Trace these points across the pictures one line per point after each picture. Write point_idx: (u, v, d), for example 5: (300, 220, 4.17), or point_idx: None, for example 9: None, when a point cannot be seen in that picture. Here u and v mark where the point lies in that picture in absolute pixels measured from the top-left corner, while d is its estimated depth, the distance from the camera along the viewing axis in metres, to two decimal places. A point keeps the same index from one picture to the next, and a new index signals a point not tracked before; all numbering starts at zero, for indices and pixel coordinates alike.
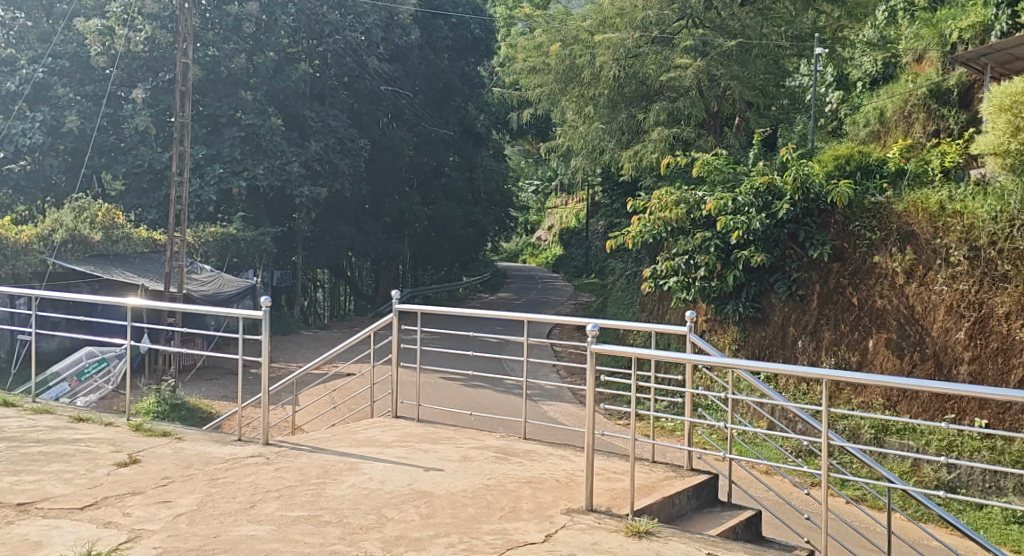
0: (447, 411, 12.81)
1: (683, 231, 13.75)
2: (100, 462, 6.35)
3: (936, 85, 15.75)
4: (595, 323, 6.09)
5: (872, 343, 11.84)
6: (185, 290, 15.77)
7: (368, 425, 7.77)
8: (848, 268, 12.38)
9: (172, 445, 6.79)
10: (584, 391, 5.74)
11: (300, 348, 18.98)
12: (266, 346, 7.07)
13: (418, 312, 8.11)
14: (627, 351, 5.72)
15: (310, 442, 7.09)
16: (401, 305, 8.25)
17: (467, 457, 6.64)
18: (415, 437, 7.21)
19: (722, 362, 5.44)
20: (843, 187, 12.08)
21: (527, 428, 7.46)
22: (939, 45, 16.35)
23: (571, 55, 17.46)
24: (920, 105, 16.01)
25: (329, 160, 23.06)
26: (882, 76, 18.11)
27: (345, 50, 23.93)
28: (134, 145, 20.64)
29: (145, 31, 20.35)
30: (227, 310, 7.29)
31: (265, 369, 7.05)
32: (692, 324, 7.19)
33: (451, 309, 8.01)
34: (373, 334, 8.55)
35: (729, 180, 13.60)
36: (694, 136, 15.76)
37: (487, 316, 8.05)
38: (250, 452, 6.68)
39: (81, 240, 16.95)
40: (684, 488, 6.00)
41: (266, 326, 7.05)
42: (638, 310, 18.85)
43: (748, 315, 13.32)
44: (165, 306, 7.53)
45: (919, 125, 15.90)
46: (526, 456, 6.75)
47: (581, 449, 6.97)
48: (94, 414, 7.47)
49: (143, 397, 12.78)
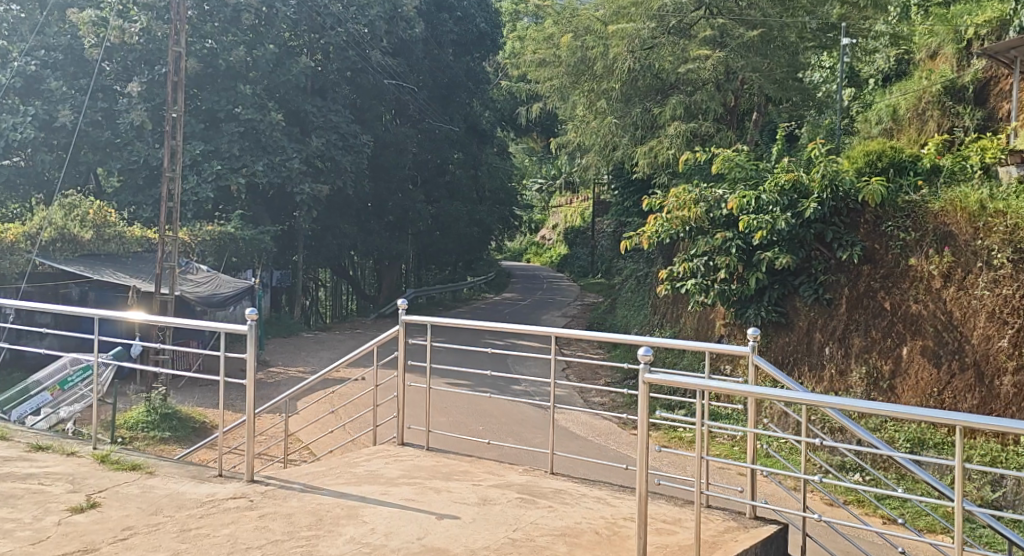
0: (453, 421, 12.17)
1: (702, 231, 13.11)
2: (52, 507, 5.68)
3: (952, 82, 14.97)
4: (647, 346, 5.37)
5: (905, 351, 11.16)
6: (179, 291, 15.09)
7: (372, 454, 7.10)
8: (880, 271, 11.68)
9: (141, 483, 6.11)
10: (637, 425, 5.07)
11: (299, 351, 18.31)
12: (251, 366, 6.37)
13: (428, 326, 7.40)
14: (686, 382, 5.02)
15: (303, 478, 6.41)
16: (407, 317, 7.57)
17: (487, 501, 5.95)
18: (425, 472, 6.53)
19: (800, 397, 4.74)
20: (876, 185, 11.40)
21: (554, 461, 6.81)
22: (954, 41, 15.55)
23: (582, 47, 16.73)
24: (934, 102, 15.17)
25: (331, 157, 22.43)
26: (895, 73, 17.29)
27: (348, 43, 23.27)
28: (130, 140, 19.91)
29: (142, 21, 19.72)
30: (210, 323, 6.61)
31: (249, 395, 6.34)
32: (755, 344, 6.52)
33: (465, 322, 7.31)
34: (376, 349, 7.87)
35: (751, 177, 12.90)
36: (712, 132, 15.14)
37: (506, 331, 7.37)
38: (231, 493, 5.99)
39: (71, 239, 16.04)
40: (752, 545, 5.35)
41: (250, 343, 6.36)
42: (649, 313, 18.16)
43: (771, 320, 12.64)
44: (144, 318, 6.86)
45: (933, 123, 15.08)
46: (555, 498, 6.05)
47: (616, 490, 6.30)
48: (55, 442, 6.82)
49: (131, 406, 12.10)
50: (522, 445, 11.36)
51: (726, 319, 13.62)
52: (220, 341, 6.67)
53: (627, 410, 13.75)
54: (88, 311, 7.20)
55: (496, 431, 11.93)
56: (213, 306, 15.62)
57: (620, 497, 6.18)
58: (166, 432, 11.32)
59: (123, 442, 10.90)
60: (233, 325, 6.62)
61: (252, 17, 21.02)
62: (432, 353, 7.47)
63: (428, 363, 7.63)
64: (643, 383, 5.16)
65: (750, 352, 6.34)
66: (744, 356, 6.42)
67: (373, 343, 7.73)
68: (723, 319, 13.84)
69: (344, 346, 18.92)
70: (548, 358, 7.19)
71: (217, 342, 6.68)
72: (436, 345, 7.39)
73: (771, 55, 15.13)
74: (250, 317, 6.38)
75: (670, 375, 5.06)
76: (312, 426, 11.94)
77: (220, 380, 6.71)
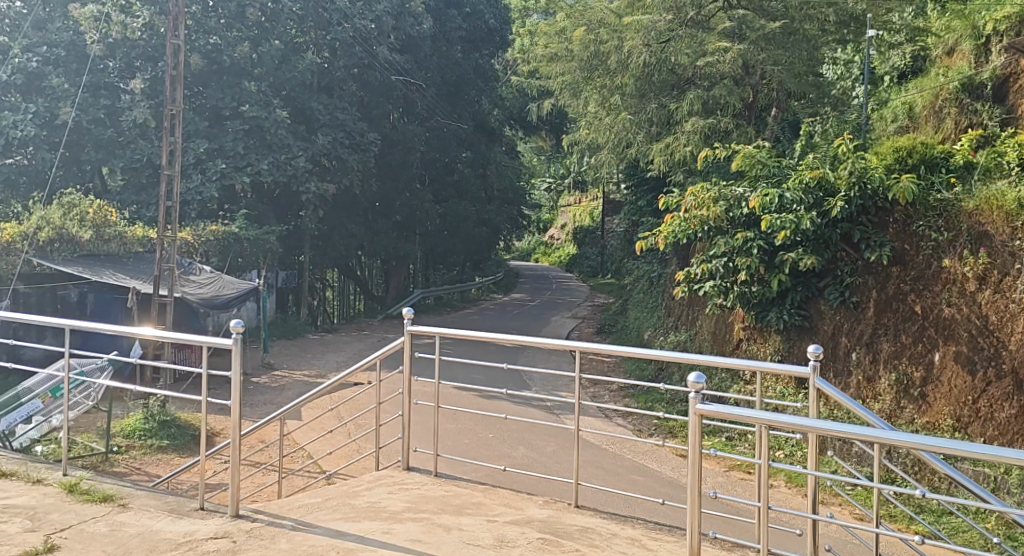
0: (462, 428, 11.78)
1: (722, 231, 12.62)
2: (9, 549, 5.47)
3: (968, 79, 13.80)
4: (699, 372, 5.31)
5: (938, 357, 10.61)
6: (179, 294, 14.44)
7: (375, 482, 6.86)
8: (910, 273, 11.17)
9: (110, 519, 5.90)
10: (690, 456, 5.05)
11: (304, 354, 17.87)
12: (236, 386, 6.11)
13: (436, 337, 7.08)
14: (739, 415, 4.97)
15: (293, 514, 6.15)
16: (413, 327, 7.20)
17: (503, 543, 5.68)
18: (432, 505, 6.28)
19: (886, 437, 4.64)
20: (906, 182, 10.87)
21: (578, 493, 6.59)
22: (973, 37, 14.41)
23: (596, 41, 16.13)
24: (951, 99, 14.03)
25: (338, 155, 21.99)
26: (911, 71, 16.33)
27: (354, 39, 22.79)
28: (133, 138, 19.54)
29: (144, 17, 19.42)
30: (194, 338, 6.42)
31: (234, 424, 6.05)
32: (817, 361, 6.24)
33: (478, 334, 7.01)
34: (380, 363, 7.54)
35: (774, 175, 12.39)
36: (731, 128, 14.58)
37: (523, 345, 7.07)
38: (210, 532, 5.76)
39: (70, 240, 15.39)
40: None
41: (236, 358, 6.13)
42: (662, 315, 17.70)
43: (794, 323, 12.17)
44: (129, 331, 6.76)
45: (950, 121, 13.90)
46: (582, 540, 5.77)
47: (647, 530, 6.02)
48: (20, 469, 6.64)
49: (128, 413, 11.63)
50: (533, 452, 10.89)
51: (745, 322, 13.13)
52: (203, 357, 6.44)
53: (643, 417, 13.17)
54: (73, 324, 6.98)
55: (507, 438, 11.46)
56: (216, 308, 15.05)
57: (654, 538, 5.90)
58: (164, 440, 10.79)
59: (119, 451, 10.35)
60: (219, 339, 6.40)
61: (257, 12, 20.63)
62: (440, 367, 7.14)
63: (436, 378, 7.29)
64: (695, 413, 5.15)
65: (812, 374, 6.12)
66: (805, 377, 6.22)
67: (377, 357, 7.41)
68: (741, 321, 13.36)
69: (349, 349, 18.52)
70: (572, 376, 6.87)
71: (200, 358, 6.44)
72: (445, 358, 7.06)
73: (793, 48, 14.65)
74: (236, 329, 6.21)
75: (723, 407, 5.03)
76: (314, 434, 11.46)
77: (202, 399, 6.36)
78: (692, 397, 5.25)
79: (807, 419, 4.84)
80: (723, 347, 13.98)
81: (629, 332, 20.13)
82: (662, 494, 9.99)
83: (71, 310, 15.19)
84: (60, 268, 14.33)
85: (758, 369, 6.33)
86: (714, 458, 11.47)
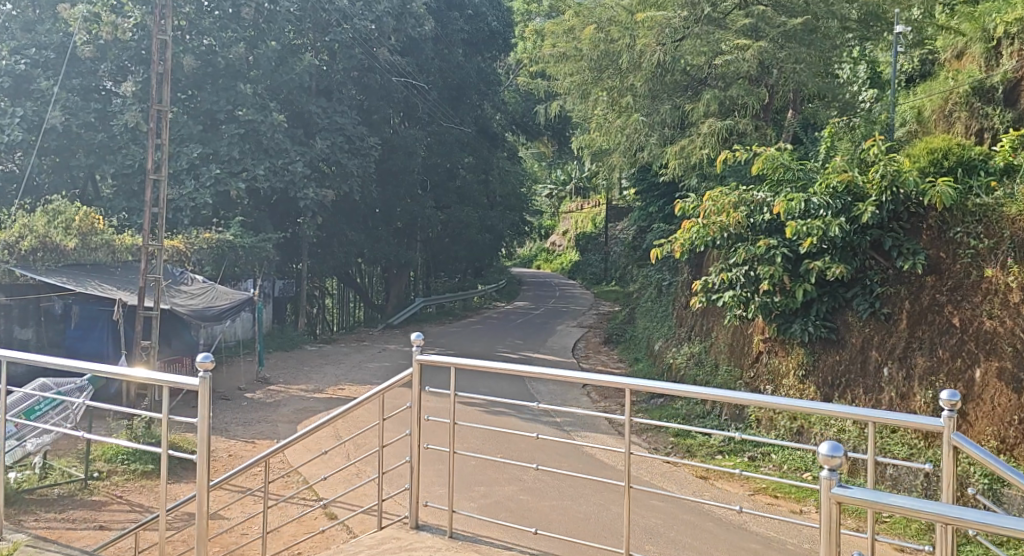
0: (471, 449, 11.10)
1: (743, 238, 11.94)
2: None
3: (979, 82, 13.26)
4: (836, 445, 4.57)
5: (979, 373, 9.88)
6: (167, 304, 13.71)
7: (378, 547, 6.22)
8: (946, 282, 10.48)
9: None
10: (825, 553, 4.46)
11: (302, 366, 17.13)
12: (204, 429, 5.59)
13: (451, 367, 6.42)
14: (887, 507, 4.32)
15: None
16: (422, 355, 6.55)
17: None
18: None
19: None
20: (944, 186, 10.20)
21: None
22: (983, 41, 13.66)
23: (607, 39, 15.41)
24: (962, 104, 13.59)
25: (337, 159, 21.33)
26: (919, 74, 16.09)
27: (354, 41, 22.11)
28: (125, 143, 18.85)
29: (135, 17, 18.68)
30: (154, 376, 5.85)
31: (202, 472, 5.51)
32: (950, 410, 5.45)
33: (491, 364, 6.32)
34: (384, 397, 6.87)
35: (799, 178, 11.67)
36: (750, 129, 13.91)
37: (545, 376, 6.39)
38: None
39: (54, 248, 14.76)
40: None
41: (202, 402, 5.58)
42: (673, 325, 17.05)
43: (819, 336, 11.48)
44: (87, 366, 6.13)
45: (959, 125, 13.55)
46: None
47: None
48: None
49: (110, 435, 10.99)
50: (545, 475, 10.23)
51: (766, 334, 12.46)
52: (165, 397, 5.89)
53: (657, 435, 12.51)
54: (17, 356, 6.37)
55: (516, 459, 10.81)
56: (206, 320, 14.24)
57: None
58: (149, 465, 10.11)
59: (99, 477, 9.64)
60: (185, 378, 5.80)
61: (253, 12, 19.92)
62: (453, 402, 6.52)
63: (449, 414, 6.63)
64: (831, 500, 4.48)
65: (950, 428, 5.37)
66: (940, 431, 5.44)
67: (380, 393, 6.75)
68: (762, 333, 12.69)
69: (348, 360, 17.83)
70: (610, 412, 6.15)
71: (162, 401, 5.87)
72: (458, 392, 6.41)
73: (812, 46, 13.88)
74: (202, 366, 5.62)
75: (873, 495, 4.37)
76: (310, 456, 10.77)
77: (164, 449, 5.81)
78: (828, 476, 4.53)
79: (975, 513, 4.15)
80: (740, 361, 13.29)
81: (637, 343, 19.48)
82: (689, 520, 9.31)
83: (57, 322, 14.47)
84: (44, 279, 13.52)
85: (858, 417, 5.50)
86: (737, 480, 10.79)
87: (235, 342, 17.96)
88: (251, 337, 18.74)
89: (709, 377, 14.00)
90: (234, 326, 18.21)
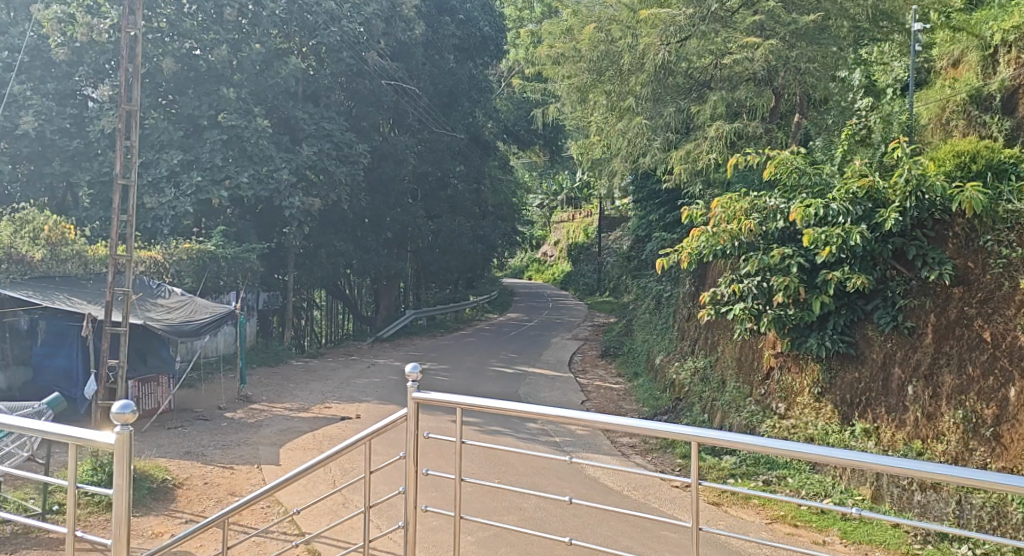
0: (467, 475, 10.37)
1: (755, 247, 11.20)
2: None
3: (977, 90, 12.73)
4: None
5: (1014, 393, 9.19)
6: (139, 319, 12.90)
7: None
8: (976, 294, 9.78)
9: None
10: None
11: (286, 384, 16.27)
12: (123, 489, 5.52)
13: (452, 407, 5.86)
14: None
15: None
16: (419, 392, 5.95)
17: None
18: None
19: None
20: (974, 191, 9.51)
21: None
22: (980, 48, 13.13)
23: (608, 39, 14.73)
24: (960, 112, 13.00)
25: (324, 167, 20.40)
26: None
27: (342, 44, 21.19)
28: (102, 149, 18.10)
29: (112, 17, 17.94)
30: (65, 433, 5.64)
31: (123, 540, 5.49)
32: None
33: (492, 401, 5.68)
34: (373, 440, 6.25)
35: (815, 183, 10.98)
36: (757, 133, 13.23)
37: (555, 416, 5.73)
38: None
39: (19, 260, 14.15)
40: None
41: (120, 459, 5.48)
42: (675, 338, 16.30)
43: (837, 352, 10.72)
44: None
45: (959, 134, 12.92)
46: None
47: None
48: None
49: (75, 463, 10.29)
50: (547, 503, 9.50)
51: (778, 349, 11.74)
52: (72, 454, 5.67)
53: (664, 455, 11.74)
54: None
55: (512, 482, 10.17)
56: (183, 335, 13.47)
57: None
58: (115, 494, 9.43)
59: (59, 510, 8.86)
60: (91, 433, 5.63)
61: (236, 13, 19.22)
62: (457, 442, 5.99)
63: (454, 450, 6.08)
64: None
65: None
66: None
67: (370, 434, 6.18)
68: (773, 349, 11.95)
69: (336, 377, 16.92)
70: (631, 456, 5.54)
71: (69, 461, 5.63)
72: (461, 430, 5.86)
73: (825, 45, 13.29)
74: (120, 419, 5.47)
75: None
76: (291, 483, 10.13)
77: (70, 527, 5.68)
78: None
79: None
80: (749, 377, 12.54)
81: (635, 357, 18.73)
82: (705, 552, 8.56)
83: (23, 338, 13.74)
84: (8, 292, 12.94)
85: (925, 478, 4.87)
86: (752, 507, 10.04)
87: (217, 357, 17.19)
88: (233, 352, 17.91)
89: (716, 393, 13.23)
90: (214, 340, 17.39)
